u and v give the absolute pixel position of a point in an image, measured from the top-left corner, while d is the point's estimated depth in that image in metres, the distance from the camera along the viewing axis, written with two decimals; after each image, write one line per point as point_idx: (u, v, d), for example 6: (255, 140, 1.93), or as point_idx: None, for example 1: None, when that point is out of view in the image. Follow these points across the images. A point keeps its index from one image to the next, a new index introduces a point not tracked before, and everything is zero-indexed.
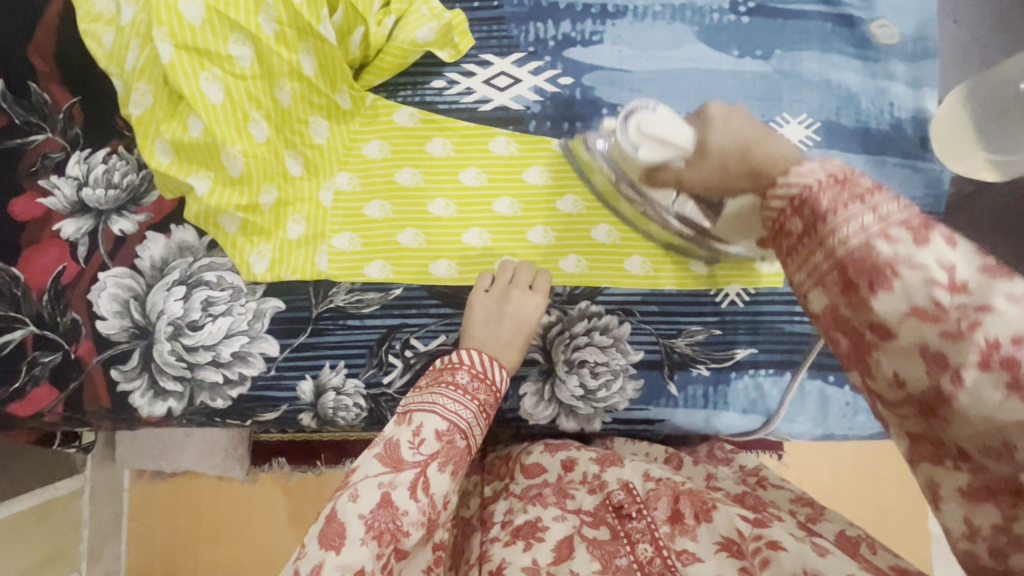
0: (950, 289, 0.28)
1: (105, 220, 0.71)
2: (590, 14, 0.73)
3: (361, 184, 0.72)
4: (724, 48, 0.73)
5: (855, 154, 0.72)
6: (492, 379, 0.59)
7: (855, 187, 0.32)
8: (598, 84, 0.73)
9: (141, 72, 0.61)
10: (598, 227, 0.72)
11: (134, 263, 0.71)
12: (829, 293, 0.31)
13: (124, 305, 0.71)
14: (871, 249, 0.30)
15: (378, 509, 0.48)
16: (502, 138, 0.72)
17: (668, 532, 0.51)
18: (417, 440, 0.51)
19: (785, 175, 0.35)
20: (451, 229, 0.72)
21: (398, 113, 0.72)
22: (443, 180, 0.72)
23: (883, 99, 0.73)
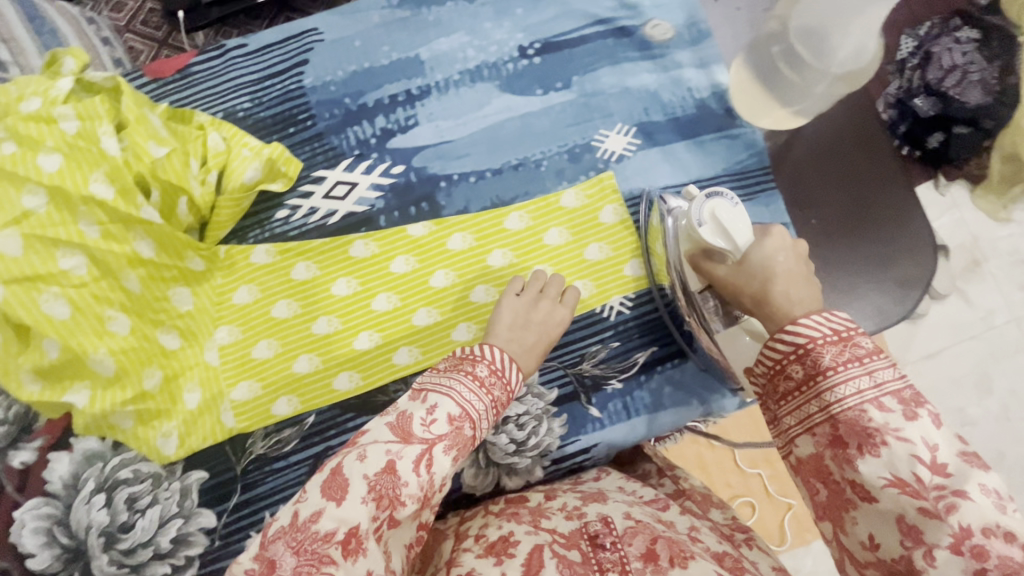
0: (933, 469, 0.39)
1: (1, 458, 0.70)
2: (398, 103, 0.78)
3: (242, 332, 0.73)
4: (528, 91, 0.78)
5: (676, 142, 0.77)
6: (508, 377, 0.55)
7: (857, 350, 0.43)
8: (427, 162, 0.77)
9: None
10: (476, 288, 0.75)
11: (45, 489, 0.70)
12: (818, 441, 0.44)
13: (48, 534, 0.69)
14: (863, 411, 0.41)
15: (382, 474, 0.44)
16: (359, 241, 0.75)
17: (640, 568, 0.50)
18: (430, 419, 0.48)
19: (795, 324, 0.45)
20: (341, 341, 0.73)
21: (254, 254, 0.74)
22: (319, 299, 0.74)
23: (681, 86, 0.79)
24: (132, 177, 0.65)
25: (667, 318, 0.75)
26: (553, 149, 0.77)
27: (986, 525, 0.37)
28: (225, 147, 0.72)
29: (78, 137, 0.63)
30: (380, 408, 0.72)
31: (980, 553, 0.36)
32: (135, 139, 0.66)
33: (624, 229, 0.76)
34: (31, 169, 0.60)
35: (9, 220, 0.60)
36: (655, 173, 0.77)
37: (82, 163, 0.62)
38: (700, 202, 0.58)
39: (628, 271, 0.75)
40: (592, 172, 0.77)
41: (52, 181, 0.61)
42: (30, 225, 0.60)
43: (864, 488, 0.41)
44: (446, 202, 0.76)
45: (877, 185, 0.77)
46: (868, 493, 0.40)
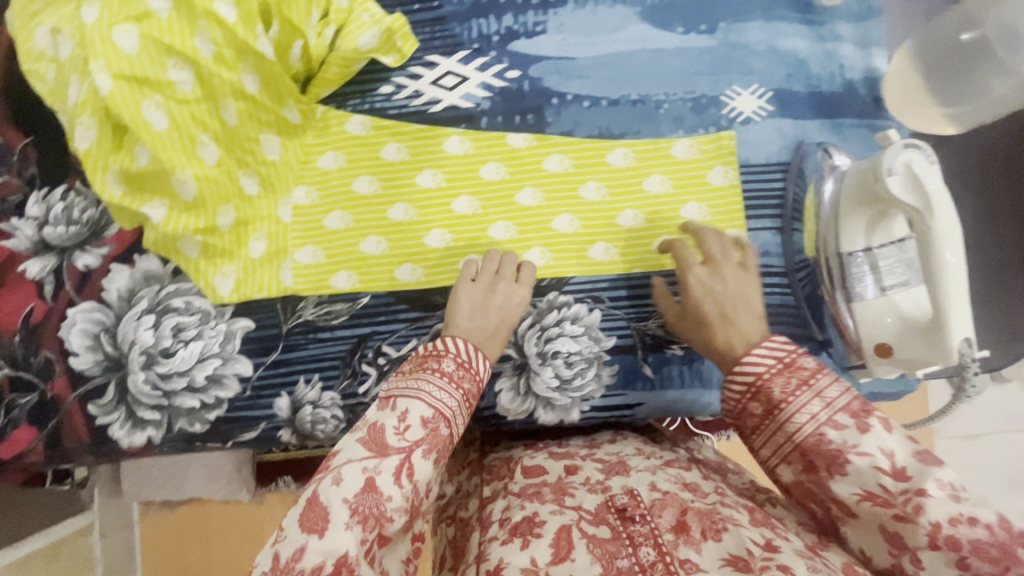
0: (895, 475, 0.42)
1: (68, 256, 0.71)
2: (531, 6, 0.73)
3: (320, 197, 0.72)
4: (668, 26, 0.73)
5: (811, 119, 0.71)
6: (476, 369, 0.56)
7: (800, 373, 0.48)
8: (545, 74, 0.72)
9: (83, 105, 0.61)
10: (560, 217, 0.71)
11: (100, 296, 0.71)
12: (793, 469, 0.47)
13: (95, 339, 0.71)
14: (822, 435, 0.45)
15: (363, 494, 0.45)
16: (456, 136, 0.72)
17: (672, 540, 0.46)
18: (402, 427, 0.49)
19: (740, 365, 0.50)
20: (413, 232, 0.71)
21: (350, 122, 0.72)
22: (401, 185, 0.72)
23: (833, 61, 0.72)
24: (257, 5, 0.62)
25: (809, 312, 0.69)
26: (678, 94, 0.72)
27: (954, 516, 0.40)
28: (347, 6, 0.69)
29: None
30: (434, 308, 0.71)
31: (954, 542, 0.40)
32: None
33: (729, 196, 0.71)
34: None
35: (131, 16, 0.59)
36: (780, 146, 0.71)
37: None
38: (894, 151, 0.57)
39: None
40: (713, 128, 0.72)
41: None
42: (150, 26, 0.60)
43: (843, 507, 0.44)
44: (552, 120, 0.72)
45: (1012, 220, 0.69)
46: (846, 510, 0.44)
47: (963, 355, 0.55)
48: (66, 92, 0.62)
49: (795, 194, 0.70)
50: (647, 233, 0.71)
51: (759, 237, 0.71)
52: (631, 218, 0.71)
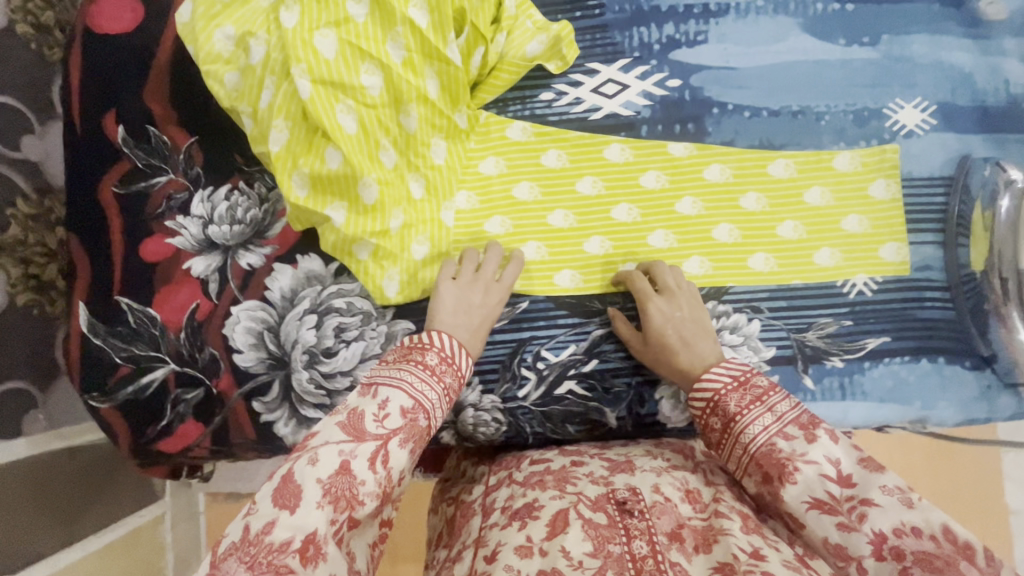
0: (840, 481, 0.47)
1: (232, 255, 0.73)
2: (693, 15, 0.73)
3: (481, 202, 0.72)
4: (830, 38, 0.73)
5: (975, 134, 0.71)
6: (458, 364, 0.59)
7: (754, 389, 0.54)
8: (706, 84, 0.73)
9: (278, 109, 0.64)
10: (719, 226, 0.71)
11: (264, 295, 0.72)
12: (755, 480, 0.52)
13: (258, 337, 0.72)
14: (774, 444, 0.51)
15: (337, 476, 0.47)
16: (616, 144, 0.72)
17: (666, 541, 0.49)
18: (382, 414, 0.51)
19: (700, 383, 0.57)
20: (573, 239, 0.72)
21: (510, 129, 0.73)
22: (562, 192, 0.72)
23: (998, 76, 0.72)
24: (449, 12, 0.65)
25: (972, 323, 0.69)
26: (839, 106, 0.72)
27: (897, 526, 0.44)
28: (514, 13, 0.70)
29: None
30: (592, 315, 0.71)
31: (899, 554, 0.44)
32: None
33: (890, 209, 0.71)
34: None
35: (331, 22, 0.63)
36: (942, 160, 0.71)
37: None
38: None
39: (883, 255, 0.70)
40: (874, 141, 0.72)
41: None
42: (347, 31, 0.63)
43: (794, 516, 0.49)
44: (712, 129, 0.73)
45: None
46: (797, 519, 0.48)
47: None
48: (257, 96, 0.66)
49: (962, 208, 0.70)
50: (807, 245, 0.71)
51: (921, 251, 0.71)
52: (792, 230, 0.71)
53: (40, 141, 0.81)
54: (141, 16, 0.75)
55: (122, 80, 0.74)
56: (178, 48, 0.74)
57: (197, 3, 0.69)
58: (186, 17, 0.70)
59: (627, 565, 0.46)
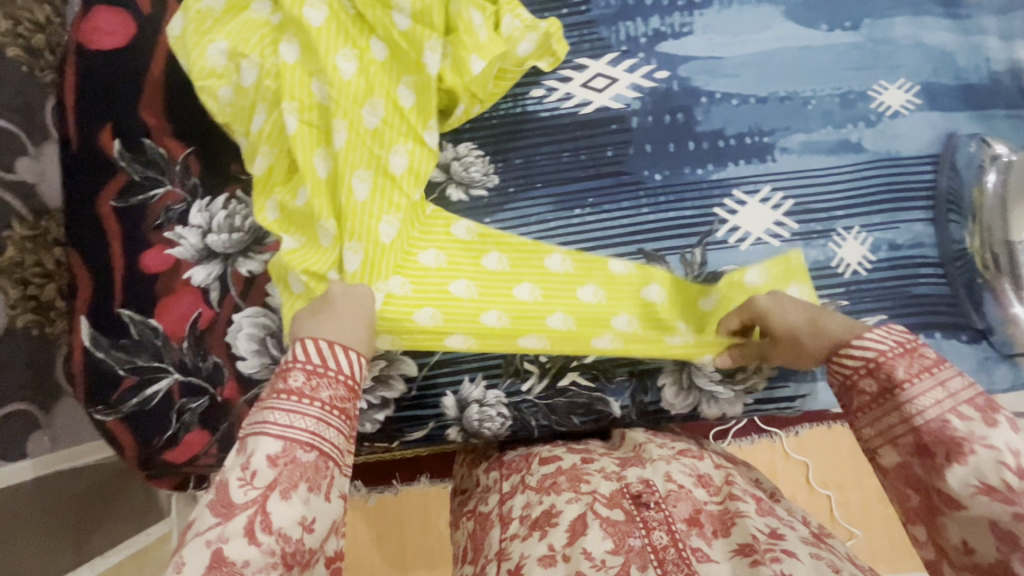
0: (1018, 472, 0.45)
1: (233, 263, 0.73)
2: (677, 7, 0.75)
3: (414, 290, 0.67)
4: (813, 24, 0.74)
5: (959, 112, 0.72)
6: (330, 368, 0.52)
7: (922, 360, 0.51)
8: (693, 74, 0.74)
9: (266, 135, 0.68)
10: (648, 290, 0.70)
11: (265, 301, 0.73)
12: (901, 450, 0.51)
13: (261, 343, 0.72)
14: (947, 422, 0.48)
15: (211, 570, 0.44)
16: (558, 254, 0.71)
17: (685, 529, 0.52)
18: (247, 475, 0.46)
19: (861, 340, 0.54)
20: (472, 310, 0.68)
21: (397, 152, 0.68)
22: (498, 293, 0.68)
23: (979, 54, 0.73)
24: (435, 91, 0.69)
25: (965, 297, 0.70)
26: (826, 90, 0.73)
27: None
28: (508, 32, 0.70)
29: (407, 35, 0.67)
30: None
31: None
32: (457, 47, 0.67)
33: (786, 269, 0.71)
34: (363, 45, 0.68)
35: (322, 68, 0.66)
36: (929, 140, 0.72)
37: (400, 65, 0.68)
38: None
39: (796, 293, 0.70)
40: (861, 123, 0.73)
41: (372, 65, 0.67)
42: (334, 80, 0.66)
43: (950, 496, 0.48)
44: (702, 119, 0.74)
45: None
46: (955, 501, 0.47)
47: None
48: (249, 118, 0.69)
49: (951, 184, 0.71)
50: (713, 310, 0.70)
51: (912, 228, 0.72)
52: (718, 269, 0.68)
53: (33, 162, 0.81)
54: (132, 30, 0.75)
55: (116, 95, 0.74)
56: (169, 63, 0.75)
57: (188, 16, 0.70)
58: (178, 29, 0.71)
59: (650, 557, 0.49)
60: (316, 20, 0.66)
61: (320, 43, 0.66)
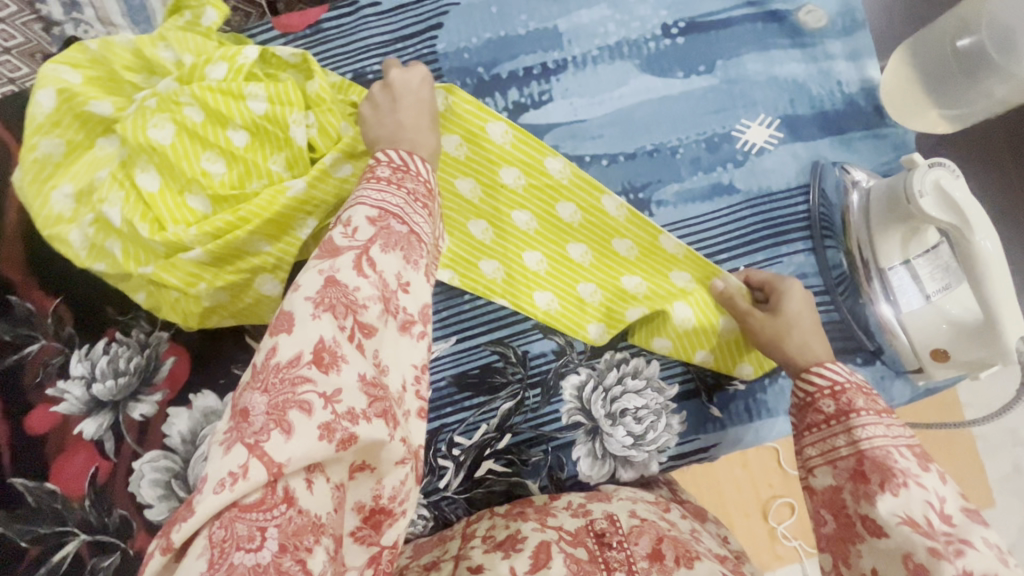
0: (942, 519, 0.43)
1: (123, 408, 0.71)
2: (533, 76, 0.74)
3: (480, 198, 0.73)
4: (668, 72, 0.74)
5: (820, 139, 0.74)
6: (416, 171, 0.48)
7: (874, 399, 0.52)
8: (560, 141, 0.74)
9: (172, 271, 0.62)
10: (620, 241, 0.71)
11: (164, 443, 0.70)
12: (838, 475, 0.49)
13: (166, 487, 0.70)
14: (892, 456, 0.47)
15: (326, 288, 0.37)
16: (558, 160, 0.71)
17: (646, 568, 0.49)
18: (350, 229, 0.40)
19: (822, 368, 0.55)
20: (518, 243, 0.73)
21: (459, 183, 0.72)
22: (541, 197, 0.72)
23: (830, 79, 0.75)
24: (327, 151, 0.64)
25: (854, 323, 0.72)
26: (691, 136, 0.74)
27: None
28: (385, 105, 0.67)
29: (266, 118, 0.61)
30: (496, 389, 0.72)
31: None
32: (326, 117, 0.63)
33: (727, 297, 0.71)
34: (221, 140, 0.61)
35: (198, 185, 0.61)
36: (795, 172, 0.74)
37: (265, 144, 0.63)
38: (921, 172, 0.59)
39: (739, 373, 0.72)
40: (730, 164, 0.74)
41: (239, 156, 0.62)
42: (214, 188, 0.61)
43: (875, 524, 0.45)
44: None
45: None
46: (879, 528, 0.45)
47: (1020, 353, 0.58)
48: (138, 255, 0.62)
49: (823, 213, 0.73)
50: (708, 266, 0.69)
51: (793, 261, 0.73)
52: (676, 242, 0.69)
53: None
54: None
55: None
56: (21, 215, 0.72)
57: (23, 165, 0.65)
58: (16, 181, 0.66)
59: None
60: (163, 139, 0.60)
61: (177, 157, 0.60)
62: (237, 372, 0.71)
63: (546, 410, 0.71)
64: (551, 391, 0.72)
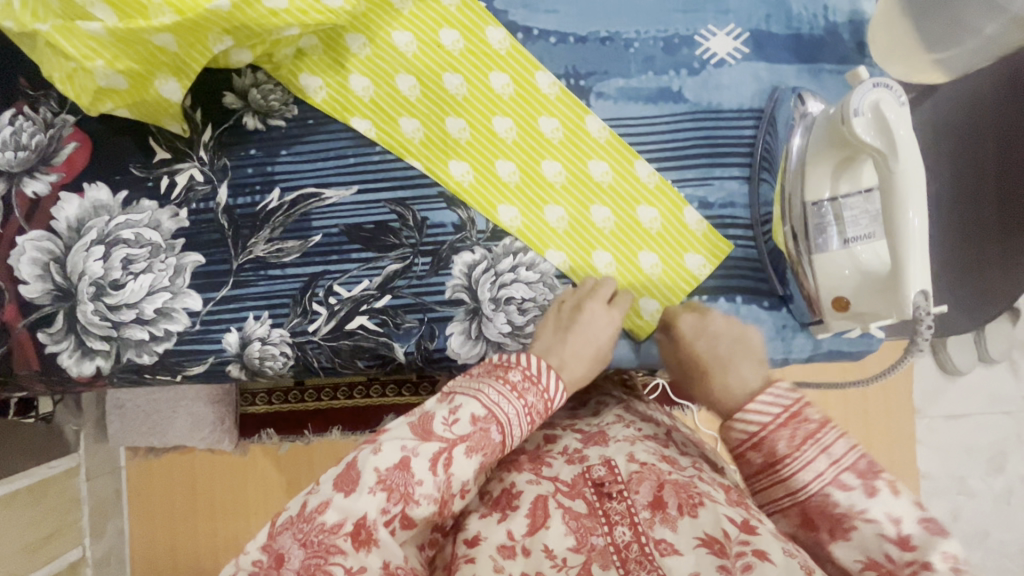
0: (900, 545, 0.46)
1: (17, 183, 0.70)
2: None
3: (417, 53, 0.69)
4: None
5: (789, 64, 0.68)
6: (543, 383, 0.57)
7: (806, 425, 0.51)
8: (511, 7, 0.69)
9: (60, 31, 0.57)
10: (546, 119, 0.69)
11: (50, 225, 0.70)
12: (791, 522, 0.52)
13: (44, 268, 0.69)
14: (828, 496, 0.49)
15: (395, 469, 0.51)
16: (500, 30, 0.69)
17: (648, 518, 0.53)
18: (451, 419, 0.53)
19: (745, 414, 0.53)
20: (449, 105, 0.69)
21: (396, 34, 0.69)
22: (479, 65, 0.69)
23: (816, 2, 0.68)
24: None
25: (770, 264, 0.67)
26: (650, 32, 0.69)
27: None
28: None
29: None
30: (386, 249, 0.69)
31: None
32: None
33: (654, 190, 0.68)
34: None
35: None
36: (749, 90, 0.68)
37: None
38: (863, 91, 0.54)
39: (688, 265, 0.68)
40: (684, 70, 0.68)
41: None
42: None
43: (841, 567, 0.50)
44: (516, 53, 0.69)
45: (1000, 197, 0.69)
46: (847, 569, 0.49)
47: (917, 308, 0.54)
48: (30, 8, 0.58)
49: (768, 142, 0.67)
50: (632, 150, 0.68)
51: (726, 186, 0.68)
52: (599, 126, 0.69)
53: None
54: None
55: None
56: None
57: None
58: None
59: (612, 558, 0.52)
60: None
61: None
62: (134, 171, 0.70)
63: (431, 280, 0.69)
64: (441, 263, 0.69)
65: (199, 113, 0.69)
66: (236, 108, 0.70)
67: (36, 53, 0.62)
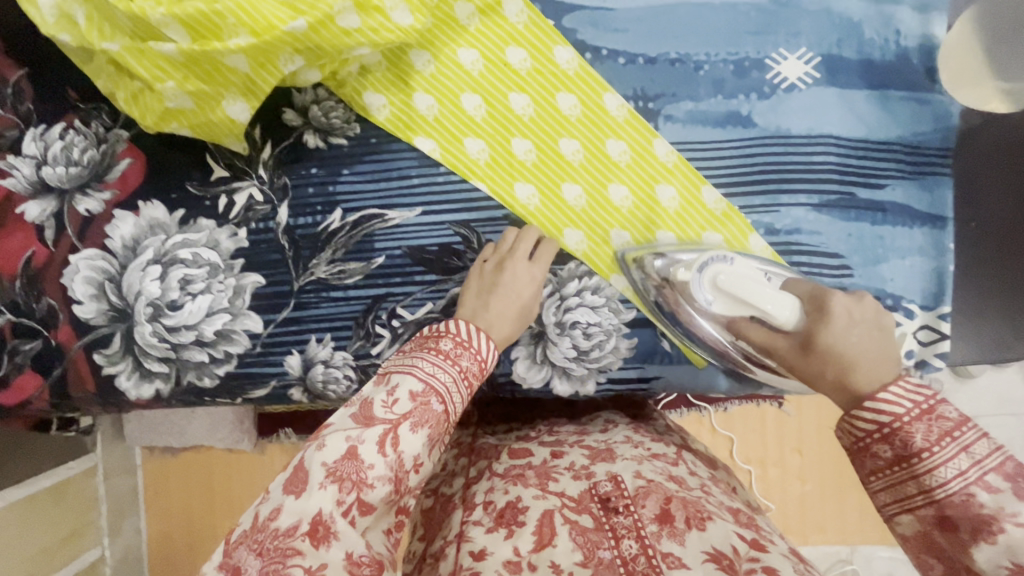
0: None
1: (69, 200, 0.68)
2: None
3: (482, 71, 0.67)
4: None
5: (858, 89, 0.67)
6: (477, 347, 0.56)
7: (942, 422, 0.42)
8: (579, 26, 0.68)
9: (133, 52, 0.55)
10: (614, 142, 0.68)
11: (104, 243, 0.68)
12: (922, 520, 0.42)
13: (99, 288, 0.68)
14: (971, 495, 0.40)
15: (343, 460, 0.47)
16: (568, 49, 0.68)
17: (656, 532, 0.51)
18: (391, 399, 0.50)
19: (873, 401, 0.44)
20: (515, 127, 0.68)
21: (462, 51, 0.67)
22: (546, 85, 0.68)
23: (888, 27, 0.67)
24: None
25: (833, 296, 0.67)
26: (719, 55, 0.68)
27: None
28: None
29: None
30: (450, 272, 0.68)
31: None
32: None
33: (720, 215, 0.68)
34: None
35: None
36: (820, 117, 0.67)
37: None
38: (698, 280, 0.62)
39: None
40: (754, 94, 0.68)
41: None
42: None
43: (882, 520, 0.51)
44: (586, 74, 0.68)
45: None
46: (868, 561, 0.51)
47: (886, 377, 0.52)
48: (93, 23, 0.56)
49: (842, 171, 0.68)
50: (700, 174, 0.68)
51: (793, 214, 0.68)
52: (667, 150, 0.68)
53: None
54: None
55: None
56: None
57: None
58: None
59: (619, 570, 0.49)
60: None
61: None
62: (190, 189, 0.68)
63: None
64: None
65: (259, 130, 0.68)
66: (296, 125, 0.68)
67: (90, 65, 0.60)
